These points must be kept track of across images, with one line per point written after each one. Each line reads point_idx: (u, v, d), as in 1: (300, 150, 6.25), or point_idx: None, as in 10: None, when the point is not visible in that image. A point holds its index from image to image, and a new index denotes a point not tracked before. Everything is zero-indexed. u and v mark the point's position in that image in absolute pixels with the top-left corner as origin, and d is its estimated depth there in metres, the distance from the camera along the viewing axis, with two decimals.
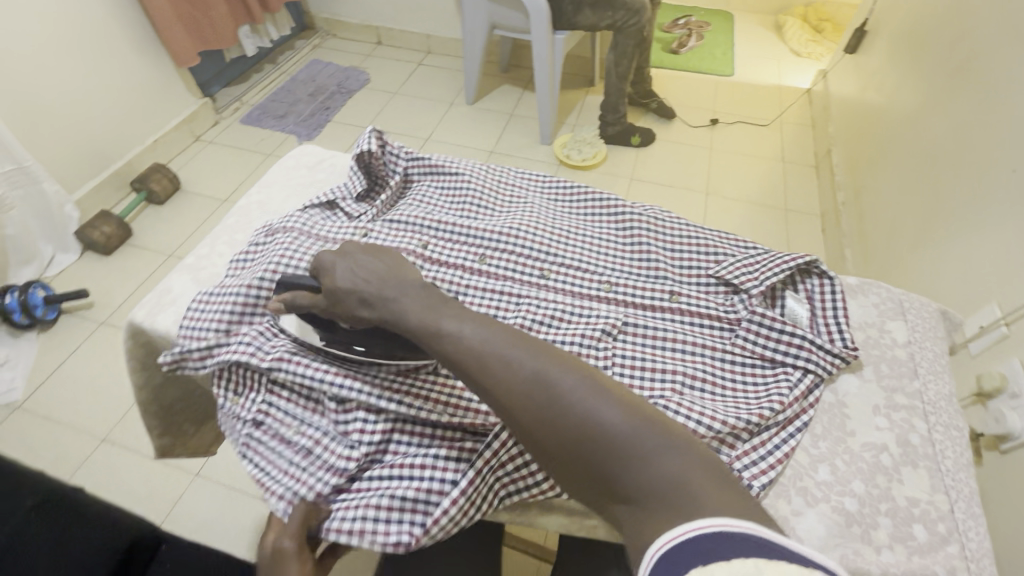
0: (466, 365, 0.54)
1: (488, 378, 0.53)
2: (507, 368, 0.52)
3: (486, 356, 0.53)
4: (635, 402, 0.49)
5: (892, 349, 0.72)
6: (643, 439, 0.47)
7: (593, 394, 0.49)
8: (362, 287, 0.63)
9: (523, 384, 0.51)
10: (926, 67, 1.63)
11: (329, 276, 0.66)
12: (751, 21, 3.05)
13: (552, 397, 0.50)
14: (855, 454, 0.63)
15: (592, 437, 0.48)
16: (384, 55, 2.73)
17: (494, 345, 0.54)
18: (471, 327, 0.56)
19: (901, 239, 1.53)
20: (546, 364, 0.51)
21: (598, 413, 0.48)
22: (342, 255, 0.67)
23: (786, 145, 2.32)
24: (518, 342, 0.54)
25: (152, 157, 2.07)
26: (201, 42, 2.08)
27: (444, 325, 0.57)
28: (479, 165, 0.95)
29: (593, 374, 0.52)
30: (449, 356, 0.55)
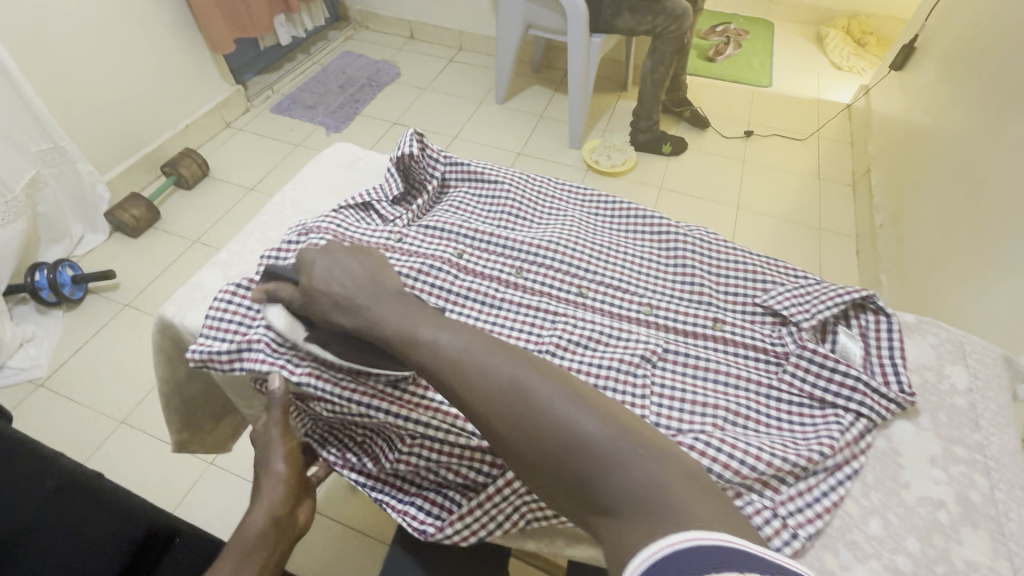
0: (442, 373, 0.53)
1: (464, 387, 0.51)
2: (484, 376, 0.51)
3: (465, 363, 0.52)
4: (612, 412, 0.48)
5: (951, 397, 0.68)
6: (619, 449, 0.45)
7: (571, 403, 0.48)
8: (337, 291, 0.62)
9: (500, 393, 0.49)
10: (978, 89, 1.56)
11: (308, 273, 0.64)
12: (792, 31, 2.97)
13: (529, 406, 0.48)
14: (909, 508, 0.59)
15: (568, 447, 0.46)
16: (416, 49, 2.71)
17: (474, 352, 0.53)
18: (451, 334, 0.55)
19: (944, 267, 1.45)
20: (526, 372, 0.50)
21: (574, 421, 0.47)
22: (324, 253, 0.66)
23: (822, 162, 2.24)
24: (498, 349, 0.53)
25: (184, 142, 2.09)
26: (237, 30, 2.09)
27: (421, 333, 0.55)
28: (519, 175, 0.93)
29: (573, 383, 0.50)
30: (428, 363, 0.54)
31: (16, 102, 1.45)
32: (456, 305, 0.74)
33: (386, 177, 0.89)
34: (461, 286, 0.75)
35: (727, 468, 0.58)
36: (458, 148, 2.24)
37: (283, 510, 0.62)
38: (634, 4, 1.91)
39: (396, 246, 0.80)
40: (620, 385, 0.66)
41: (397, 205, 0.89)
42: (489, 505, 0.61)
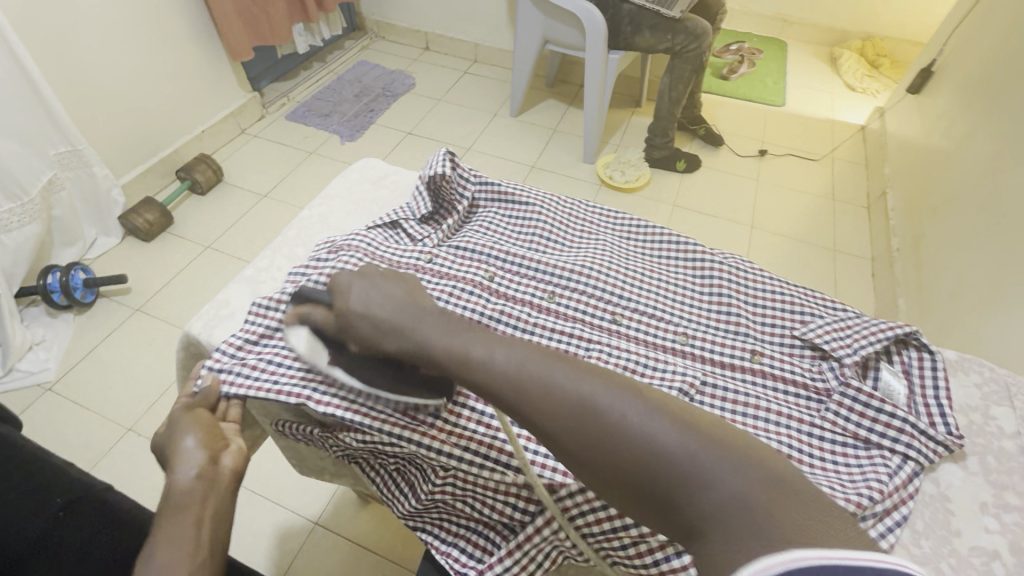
0: (504, 392, 0.50)
1: (530, 405, 0.49)
2: (550, 393, 0.48)
3: (526, 380, 0.49)
4: (693, 420, 0.44)
5: (998, 440, 0.66)
6: (704, 460, 0.41)
7: (646, 415, 0.45)
8: (376, 312, 0.58)
9: (567, 409, 0.47)
10: (998, 116, 1.55)
11: (343, 296, 0.60)
12: (805, 51, 2.97)
13: (602, 423, 0.45)
14: (962, 559, 0.57)
15: (648, 461, 0.43)
16: (431, 60, 2.73)
17: (535, 367, 0.50)
18: (506, 351, 0.52)
19: (962, 296, 1.43)
20: (593, 388, 0.47)
21: (650, 433, 0.44)
22: (361, 276, 0.62)
23: (837, 182, 2.23)
24: (558, 364, 0.50)
25: (199, 147, 2.09)
26: (257, 38, 2.09)
27: (471, 351, 0.53)
28: (550, 196, 0.92)
29: (646, 394, 0.47)
30: (486, 382, 0.51)
31: (37, 107, 1.45)
32: (487, 328, 0.72)
33: (416, 196, 0.88)
34: (493, 308, 0.73)
35: None
36: (473, 160, 2.24)
37: (204, 463, 0.58)
38: (655, 23, 1.91)
39: (426, 266, 0.79)
40: None
41: (427, 224, 0.88)
42: (527, 544, 0.60)
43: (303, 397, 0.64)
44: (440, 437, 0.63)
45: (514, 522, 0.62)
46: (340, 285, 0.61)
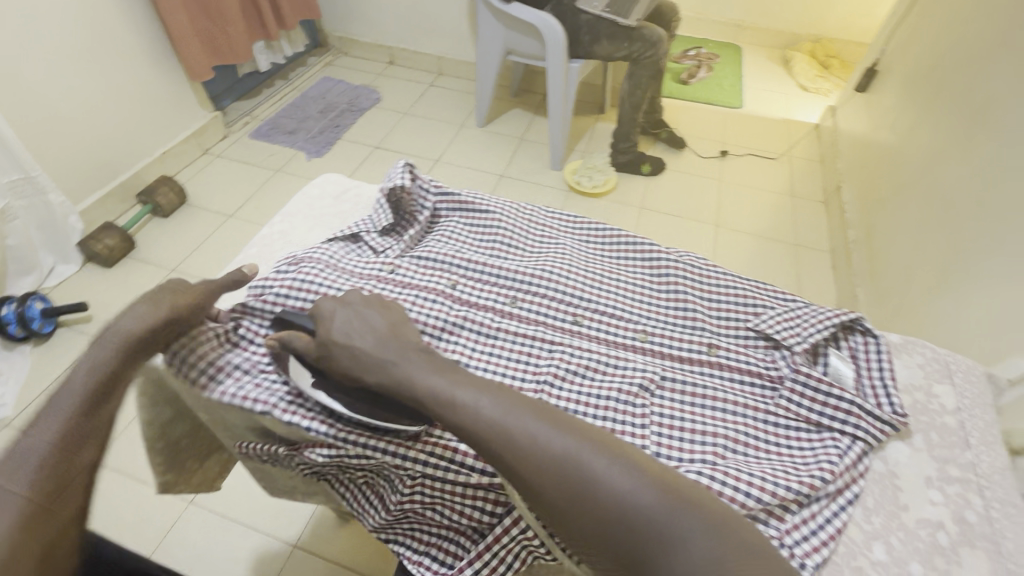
0: (486, 441, 0.49)
1: (512, 454, 0.48)
2: (533, 442, 0.48)
3: (510, 429, 0.49)
4: (667, 479, 0.46)
5: (940, 416, 0.70)
6: (680, 522, 0.43)
7: (626, 472, 0.46)
8: (358, 344, 0.58)
9: (550, 462, 0.47)
10: (936, 110, 1.63)
11: (325, 324, 0.60)
12: (759, 55, 3.09)
13: (585, 476, 0.46)
14: (910, 531, 0.60)
15: (627, 519, 0.44)
16: (396, 74, 2.74)
17: (518, 416, 0.50)
18: (489, 398, 0.51)
19: (915, 283, 1.49)
20: (577, 441, 0.48)
21: (631, 490, 0.45)
22: (343, 304, 0.62)
23: (795, 179, 2.32)
24: (539, 416, 0.50)
25: (161, 169, 2.04)
26: (217, 57, 2.07)
27: (458, 395, 0.52)
28: (510, 203, 0.94)
29: (624, 451, 0.48)
30: (466, 429, 0.50)
31: None
32: (452, 335, 0.73)
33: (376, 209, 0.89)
34: (457, 315, 0.74)
35: (733, 501, 0.57)
36: (442, 171, 2.25)
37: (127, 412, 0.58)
38: (612, 31, 1.97)
39: (389, 277, 0.79)
40: (619, 414, 0.66)
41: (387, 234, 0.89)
42: (497, 546, 0.60)
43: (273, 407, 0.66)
44: (406, 444, 0.63)
45: (484, 524, 0.62)
46: (322, 313, 0.61)
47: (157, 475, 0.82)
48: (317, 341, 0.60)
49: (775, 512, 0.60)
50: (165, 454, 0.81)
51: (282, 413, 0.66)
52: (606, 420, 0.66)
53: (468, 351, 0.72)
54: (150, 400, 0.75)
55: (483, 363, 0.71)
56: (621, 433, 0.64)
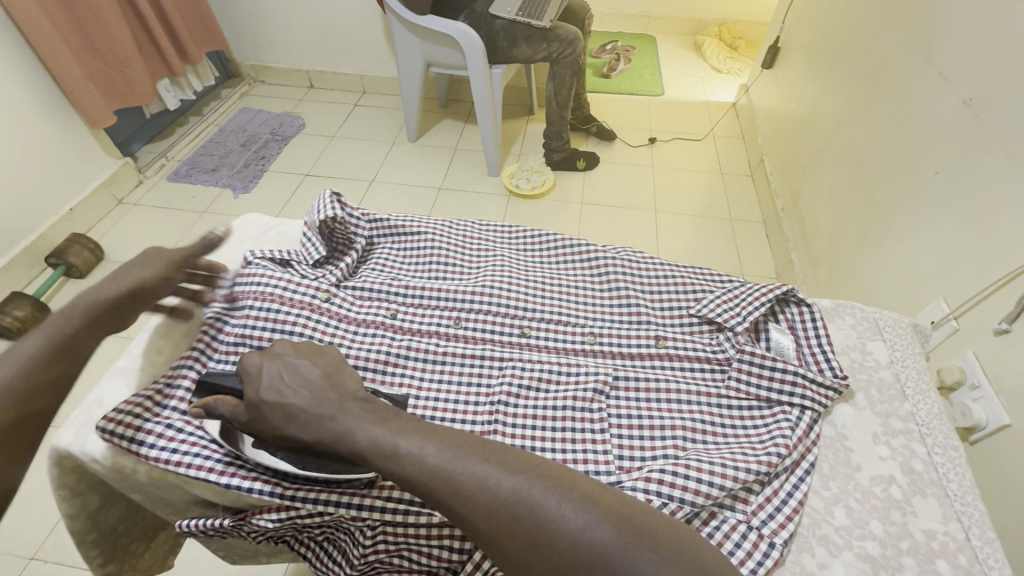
0: (436, 493, 0.48)
1: (461, 502, 0.48)
2: (482, 488, 0.48)
3: (457, 476, 0.48)
4: (622, 513, 0.46)
5: (877, 372, 0.74)
6: (635, 561, 0.43)
7: (579, 510, 0.46)
8: (291, 400, 0.54)
9: (501, 506, 0.47)
10: (837, 79, 1.73)
11: (253, 384, 0.55)
12: (672, 42, 3.20)
13: (537, 519, 0.46)
14: (866, 490, 0.62)
15: (582, 559, 0.44)
16: (317, 98, 2.65)
17: (465, 461, 0.49)
18: (433, 445, 0.50)
19: (842, 243, 1.57)
20: (528, 481, 0.48)
21: (584, 531, 0.45)
22: (270, 356, 0.57)
23: (721, 157, 2.41)
24: (488, 458, 0.50)
25: (70, 227, 1.88)
26: (118, 101, 1.92)
27: (401, 444, 0.50)
28: (442, 221, 0.92)
29: (576, 487, 0.48)
30: (414, 482, 0.49)
31: None
32: (398, 365, 0.70)
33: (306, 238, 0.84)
34: (400, 344, 0.72)
35: (698, 493, 0.57)
36: (378, 191, 2.18)
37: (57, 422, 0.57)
38: (528, 33, 1.97)
39: (323, 306, 0.74)
40: (577, 423, 0.66)
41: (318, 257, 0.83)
42: None
43: (214, 473, 0.61)
44: (360, 493, 0.60)
45: (454, 563, 0.60)
46: (248, 370, 0.56)
47: (94, 571, 0.74)
48: (246, 404, 0.55)
49: (739, 495, 0.61)
50: (99, 546, 0.74)
51: (222, 477, 0.61)
52: (565, 431, 0.65)
53: (417, 380, 0.69)
54: (72, 491, 0.68)
55: (434, 392, 0.68)
56: (583, 441, 0.64)
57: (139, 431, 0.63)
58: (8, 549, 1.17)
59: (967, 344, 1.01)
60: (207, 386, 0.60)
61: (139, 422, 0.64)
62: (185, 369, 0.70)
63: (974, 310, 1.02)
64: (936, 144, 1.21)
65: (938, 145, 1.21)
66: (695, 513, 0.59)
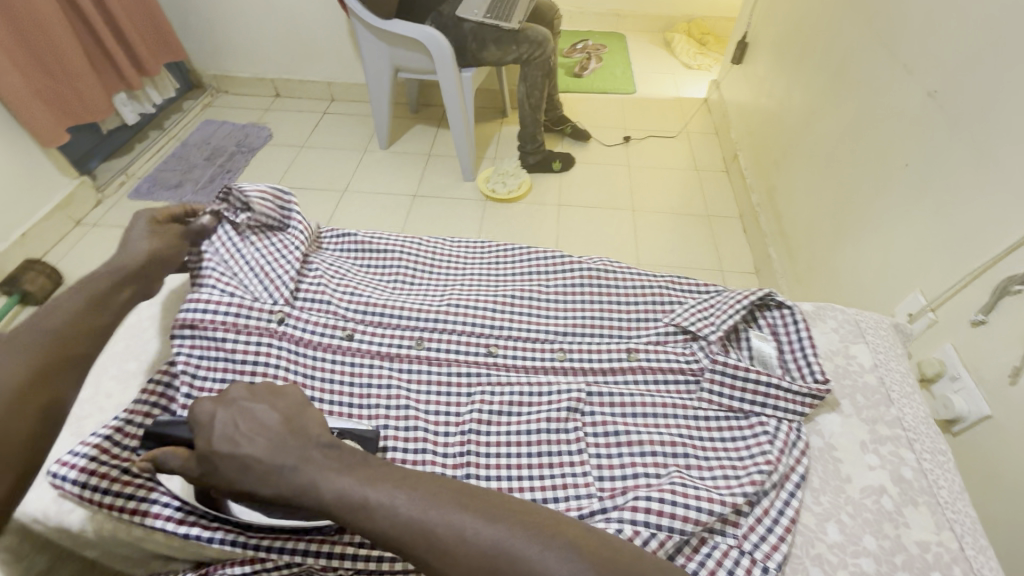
0: (412, 548, 0.45)
1: (438, 556, 0.44)
2: (461, 539, 0.45)
3: (433, 527, 0.45)
4: (608, 559, 0.44)
5: (862, 376, 0.73)
6: None
7: (564, 558, 0.43)
8: (246, 451, 0.49)
9: (481, 560, 0.44)
10: (805, 73, 1.74)
11: (204, 434, 0.51)
12: (642, 40, 3.20)
13: (520, 571, 0.43)
14: (857, 503, 0.61)
15: None
16: (285, 107, 2.57)
17: (441, 510, 0.46)
18: (405, 493, 0.47)
19: (818, 236, 1.57)
20: (509, 529, 0.45)
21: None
22: (223, 402, 0.52)
23: (696, 154, 2.41)
24: (465, 505, 0.47)
25: (24, 253, 1.78)
26: (71, 118, 1.83)
27: (370, 494, 0.47)
28: (407, 239, 0.88)
29: (559, 531, 0.45)
30: (386, 536, 0.46)
31: None
32: (363, 396, 0.66)
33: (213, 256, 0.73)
34: (362, 373, 0.68)
35: (686, 520, 0.55)
36: (351, 201, 2.12)
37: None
38: (497, 35, 1.94)
39: (279, 330, 0.68)
40: (553, 447, 0.63)
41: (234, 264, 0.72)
42: None
43: (172, 522, 0.57)
44: (329, 539, 0.57)
45: None
46: (199, 419, 0.52)
47: None
48: (197, 456, 0.51)
49: (729, 518, 0.58)
50: None
51: (180, 526, 0.57)
52: (541, 457, 0.63)
53: (384, 410, 0.65)
54: (15, 555, 0.62)
55: (403, 422, 0.64)
56: (560, 466, 0.62)
57: (93, 475, 0.58)
58: None
59: (946, 336, 1.02)
60: (156, 436, 0.56)
61: (93, 464, 0.58)
62: (144, 406, 0.63)
63: (949, 302, 1.02)
64: (905, 135, 1.21)
65: (906, 135, 1.21)
66: (685, 541, 0.56)
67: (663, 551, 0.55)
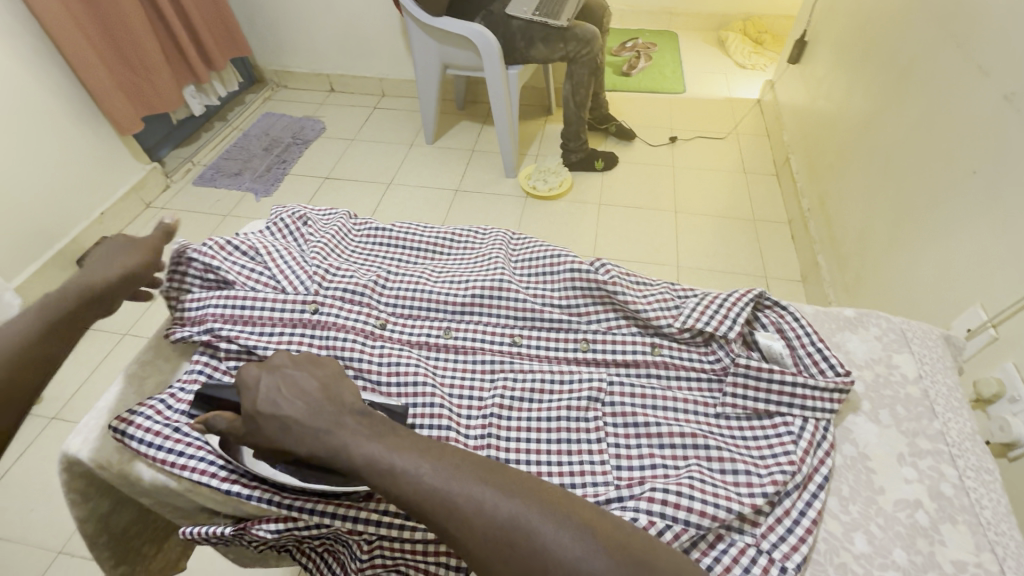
0: (432, 514, 0.47)
1: (458, 525, 0.46)
2: (478, 510, 0.46)
3: (453, 497, 0.47)
4: (622, 542, 0.45)
5: (904, 387, 0.70)
6: None
7: (577, 539, 0.44)
8: (289, 413, 0.53)
9: (497, 532, 0.45)
10: (867, 74, 1.66)
11: (250, 395, 0.55)
12: (695, 38, 3.12)
13: (533, 547, 0.44)
14: (889, 516, 0.59)
15: None
16: (338, 101, 2.67)
17: (462, 482, 0.48)
18: (429, 464, 0.49)
19: (873, 247, 1.49)
20: (526, 505, 0.46)
21: (581, 561, 0.43)
22: (268, 367, 0.57)
23: (745, 156, 2.34)
24: (485, 479, 0.49)
25: (101, 230, 1.92)
26: (145, 108, 1.96)
27: (396, 462, 0.49)
28: (439, 231, 0.92)
29: (574, 512, 0.46)
30: (410, 503, 0.48)
31: None
32: (391, 374, 0.67)
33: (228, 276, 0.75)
34: (391, 355, 0.69)
35: (703, 515, 0.54)
36: (395, 194, 2.18)
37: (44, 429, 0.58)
38: (545, 34, 1.94)
39: (313, 319, 0.72)
40: (573, 434, 0.64)
41: (249, 255, 0.78)
42: None
43: (215, 477, 0.62)
44: (355, 505, 0.60)
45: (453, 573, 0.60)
46: (245, 381, 0.56)
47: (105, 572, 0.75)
48: (243, 416, 0.55)
49: (747, 517, 0.58)
50: (111, 548, 0.75)
51: (222, 482, 0.62)
52: (561, 443, 0.64)
53: (411, 387, 0.66)
54: (83, 496, 0.68)
55: (430, 398, 0.66)
56: (578, 453, 0.63)
57: (147, 431, 0.64)
58: (25, 538, 1.15)
59: (1007, 354, 0.95)
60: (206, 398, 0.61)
61: (149, 422, 0.65)
62: (193, 373, 0.69)
63: (1013, 318, 0.96)
64: (973, 140, 1.14)
65: (976, 140, 1.14)
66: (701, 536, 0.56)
67: (680, 545, 0.55)
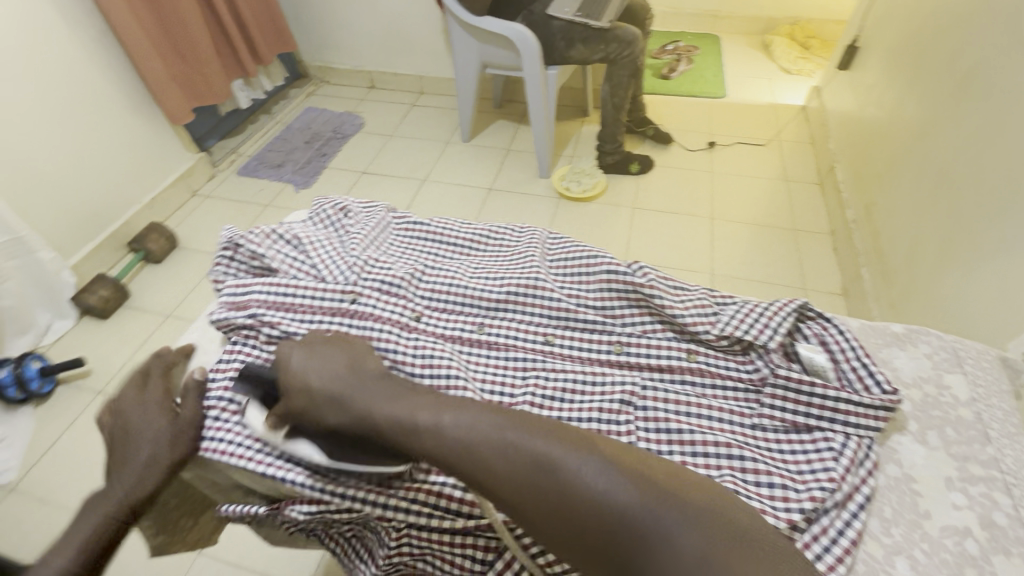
0: (456, 463, 0.49)
1: (483, 469, 0.48)
2: (502, 455, 0.48)
3: (476, 446, 0.49)
4: (646, 477, 0.46)
5: (955, 409, 0.67)
6: (659, 517, 0.43)
7: (600, 472, 0.46)
8: (316, 384, 0.55)
9: (522, 474, 0.47)
10: (922, 82, 1.59)
11: (283, 368, 0.58)
12: (738, 42, 3.05)
13: (558, 482, 0.46)
14: (935, 542, 0.56)
15: (606, 519, 0.44)
16: (378, 98, 2.72)
17: (485, 428, 0.50)
18: (451, 413, 0.51)
19: (922, 263, 1.42)
20: (547, 443, 0.48)
21: (606, 491, 0.45)
22: (302, 344, 0.59)
23: (787, 164, 2.28)
24: (507, 423, 0.51)
25: (150, 215, 2.00)
26: (194, 98, 2.04)
27: (420, 416, 0.52)
28: (476, 227, 0.93)
29: (595, 448, 0.48)
30: (438, 454, 0.50)
31: None
32: (425, 366, 0.67)
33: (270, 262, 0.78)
34: (425, 346, 0.68)
35: None
36: (430, 190, 2.21)
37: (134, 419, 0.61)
38: (586, 35, 1.93)
39: (351, 308, 0.73)
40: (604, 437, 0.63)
41: (293, 246, 0.81)
42: None
43: (250, 462, 0.63)
44: (384, 492, 0.60)
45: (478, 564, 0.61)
46: (279, 355, 0.59)
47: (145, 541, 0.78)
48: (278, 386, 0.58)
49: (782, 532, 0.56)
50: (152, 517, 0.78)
51: (257, 466, 0.63)
52: None
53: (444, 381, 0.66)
54: None
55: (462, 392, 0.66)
56: None
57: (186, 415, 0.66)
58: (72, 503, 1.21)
59: None
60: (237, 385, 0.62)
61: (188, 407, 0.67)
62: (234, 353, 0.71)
63: None
64: None
65: None
66: None
67: None
